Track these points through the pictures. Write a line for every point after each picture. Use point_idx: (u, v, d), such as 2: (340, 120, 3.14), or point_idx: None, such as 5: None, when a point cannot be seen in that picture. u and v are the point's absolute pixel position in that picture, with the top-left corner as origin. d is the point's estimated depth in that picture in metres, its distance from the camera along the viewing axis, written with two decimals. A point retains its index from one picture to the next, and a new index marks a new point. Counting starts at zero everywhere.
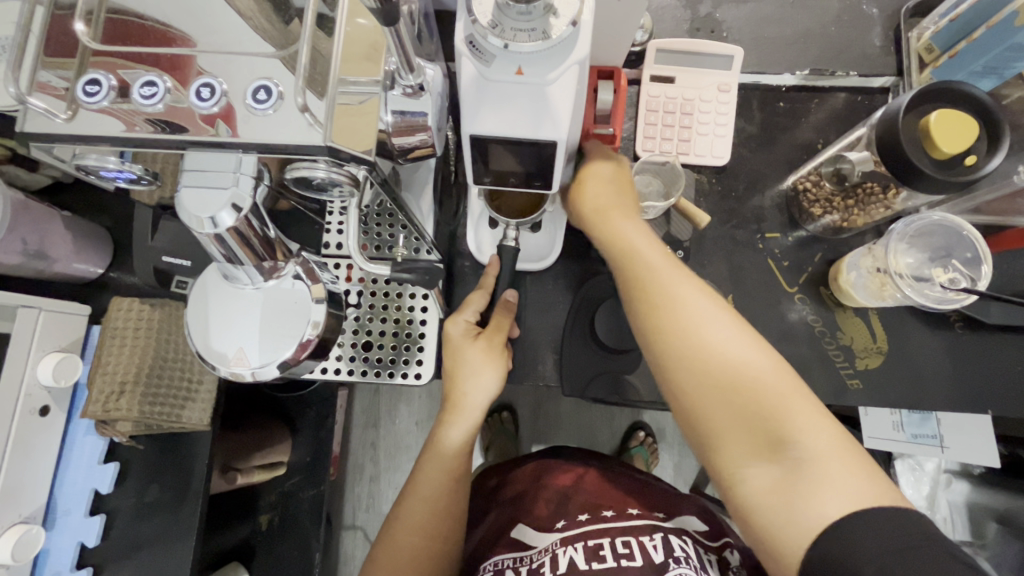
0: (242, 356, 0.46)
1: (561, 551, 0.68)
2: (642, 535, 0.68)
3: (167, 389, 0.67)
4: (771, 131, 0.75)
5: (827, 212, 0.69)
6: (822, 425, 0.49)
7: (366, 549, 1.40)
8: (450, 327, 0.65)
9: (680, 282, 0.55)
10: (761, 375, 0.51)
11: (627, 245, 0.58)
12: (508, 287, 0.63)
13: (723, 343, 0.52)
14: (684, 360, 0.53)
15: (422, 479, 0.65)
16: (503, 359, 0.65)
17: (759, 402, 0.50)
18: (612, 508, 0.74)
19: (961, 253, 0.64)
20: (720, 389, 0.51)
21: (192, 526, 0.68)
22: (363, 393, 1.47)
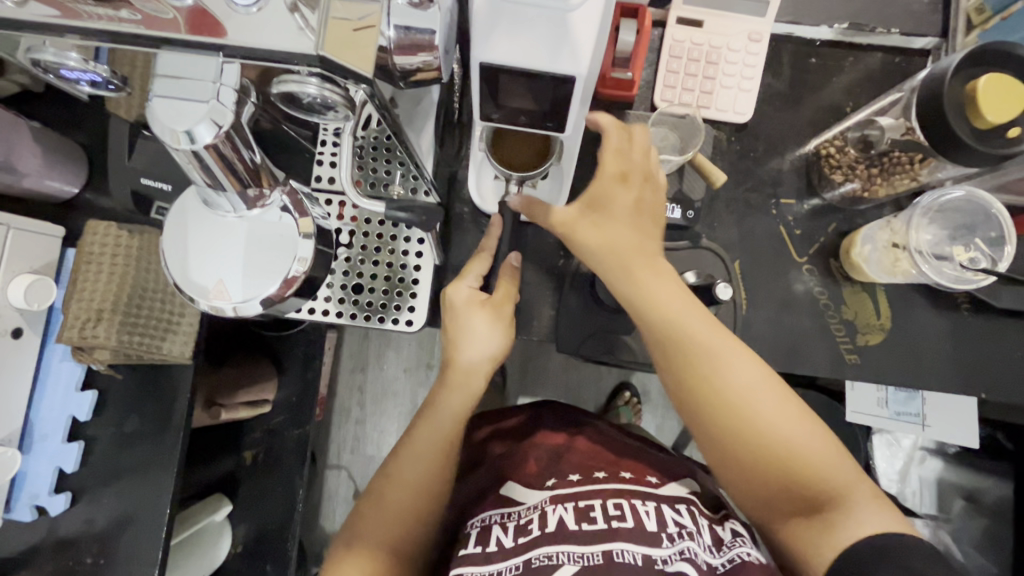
0: (222, 290, 0.43)
1: (550, 509, 0.65)
2: (635, 500, 0.65)
3: (146, 319, 0.64)
4: (798, 91, 0.70)
5: (848, 179, 0.65)
6: (833, 460, 0.57)
7: (349, 488, 1.43)
8: (454, 293, 0.62)
9: (695, 338, 0.56)
10: (797, 430, 0.57)
11: (675, 321, 0.56)
12: (511, 249, 0.64)
13: (773, 424, 0.56)
14: (736, 430, 0.57)
15: (417, 438, 0.64)
16: (504, 324, 0.62)
17: (802, 456, 0.56)
18: (604, 471, 0.71)
19: (985, 231, 0.62)
20: (754, 453, 0.57)
21: (173, 457, 0.67)
22: (352, 337, 1.46)
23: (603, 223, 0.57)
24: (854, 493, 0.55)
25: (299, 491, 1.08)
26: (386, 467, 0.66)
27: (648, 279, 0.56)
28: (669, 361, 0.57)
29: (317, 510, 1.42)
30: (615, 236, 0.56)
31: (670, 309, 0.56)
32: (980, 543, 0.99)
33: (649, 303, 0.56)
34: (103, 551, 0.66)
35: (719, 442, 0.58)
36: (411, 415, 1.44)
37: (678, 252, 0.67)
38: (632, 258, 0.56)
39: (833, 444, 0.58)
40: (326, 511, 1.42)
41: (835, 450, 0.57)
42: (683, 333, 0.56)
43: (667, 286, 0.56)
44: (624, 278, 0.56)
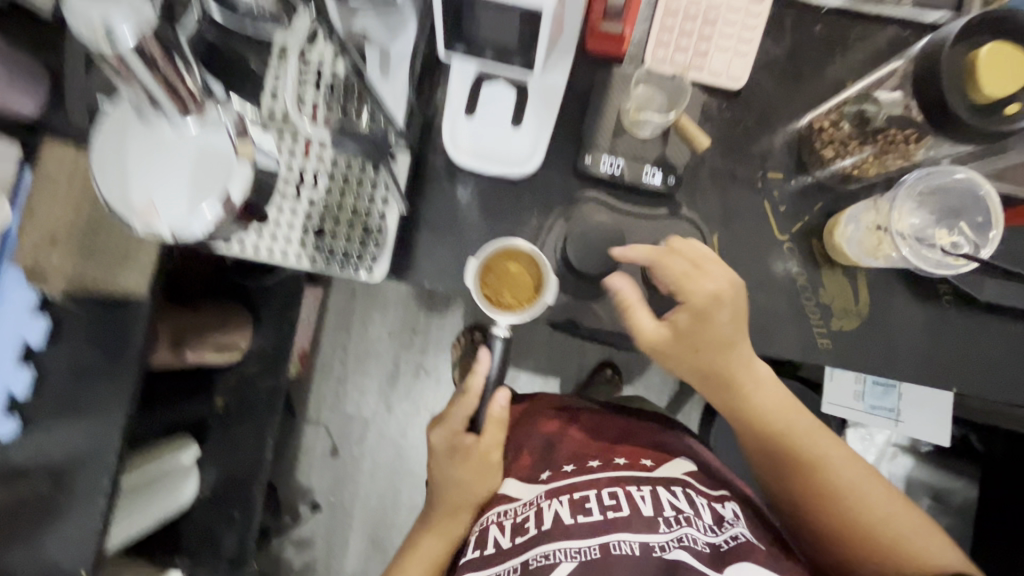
0: (151, 209, 0.40)
1: (546, 503, 0.62)
2: (629, 485, 0.63)
3: (103, 251, 0.64)
4: (798, 60, 0.66)
5: (840, 155, 0.63)
6: (909, 524, 0.60)
7: (326, 444, 1.43)
8: (432, 435, 0.75)
9: (795, 427, 0.63)
10: (875, 501, 0.61)
11: (754, 395, 0.63)
12: (498, 392, 0.72)
13: (863, 491, 0.61)
14: (822, 499, 0.62)
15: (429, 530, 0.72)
16: (490, 465, 0.71)
17: (892, 523, 0.60)
18: (597, 458, 0.67)
19: (971, 216, 0.58)
20: (834, 518, 0.61)
21: (126, 392, 0.66)
22: (337, 295, 1.44)
23: (706, 316, 0.59)
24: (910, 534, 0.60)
25: (268, 441, 1.08)
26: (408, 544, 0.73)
27: (743, 377, 0.62)
28: (768, 445, 0.64)
29: (292, 464, 1.43)
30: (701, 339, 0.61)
31: (763, 399, 0.63)
32: None
33: (751, 398, 0.63)
34: (54, 478, 0.66)
35: (803, 512, 0.63)
36: (391, 377, 1.43)
37: (655, 220, 0.65)
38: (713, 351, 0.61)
39: (890, 488, 0.62)
40: (302, 465, 1.43)
41: (889, 494, 0.62)
42: (769, 417, 0.63)
43: (763, 377, 0.63)
44: (723, 378, 0.62)
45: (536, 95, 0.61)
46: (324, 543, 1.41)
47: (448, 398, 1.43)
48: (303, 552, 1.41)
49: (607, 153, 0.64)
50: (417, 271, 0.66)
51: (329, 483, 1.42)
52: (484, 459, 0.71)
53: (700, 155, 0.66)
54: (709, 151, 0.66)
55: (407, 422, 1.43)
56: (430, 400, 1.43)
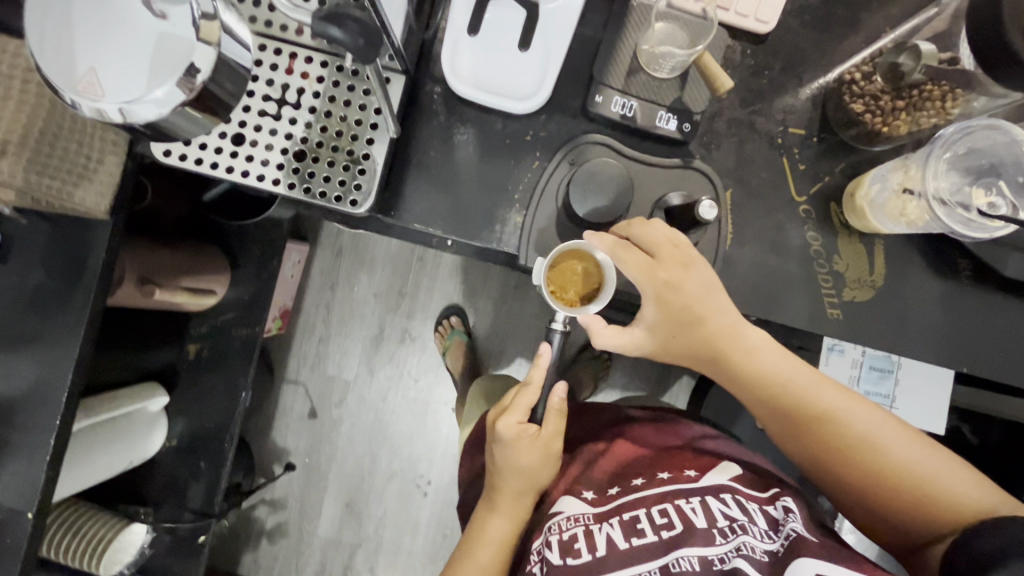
0: (93, 82, 0.35)
1: (595, 526, 0.58)
2: (679, 499, 0.58)
3: (58, 162, 0.56)
4: (831, 7, 0.61)
5: (867, 112, 0.58)
6: (945, 465, 0.55)
7: (305, 405, 1.39)
8: (505, 422, 0.64)
9: (798, 390, 0.59)
10: (902, 447, 0.56)
11: (735, 329, 0.58)
12: (558, 384, 0.66)
13: (883, 441, 0.56)
14: (838, 454, 0.57)
15: (488, 523, 0.63)
16: (552, 457, 0.64)
17: (923, 470, 0.54)
18: (643, 475, 0.62)
19: (1010, 173, 0.54)
20: (858, 474, 0.56)
21: (80, 319, 0.61)
22: (324, 253, 1.38)
23: (683, 296, 0.56)
24: (913, 456, 0.55)
25: (242, 393, 1.03)
26: (458, 549, 0.64)
27: (736, 346, 0.58)
28: (773, 410, 0.60)
29: (269, 423, 1.38)
30: (682, 321, 0.57)
31: (762, 361, 0.59)
32: None
33: (747, 365, 0.59)
34: (1, 412, 0.61)
35: (824, 471, 0.59)
36: (376, 341, 1.39)
37: (666, 168, 0.60)
38: (695, 326, 0.57)
39: (888, 416, 0.58)
40: (279, 425, 1.39)
41: (885, 420, 0.57)
42: (770, 379, 0.59)
43: (757, 341, 0.59)
44: (711, 352, 0.59)
45: (547, 19, 0.56)
46: (298, 505, 1.38)
47: (432, 365, 1.39)
48: (276, 512, 1.38)
49: (619, 93, 0.58)
50: (406, 208, 0.61)
51: (307, 444, 1.38)
52: (546, 451, 0.64)
53: (719, 104, 0.61)
54: (728, 100, 0.61)
55: (389, 387, 1.39)
56: (415, 366, 1.39)
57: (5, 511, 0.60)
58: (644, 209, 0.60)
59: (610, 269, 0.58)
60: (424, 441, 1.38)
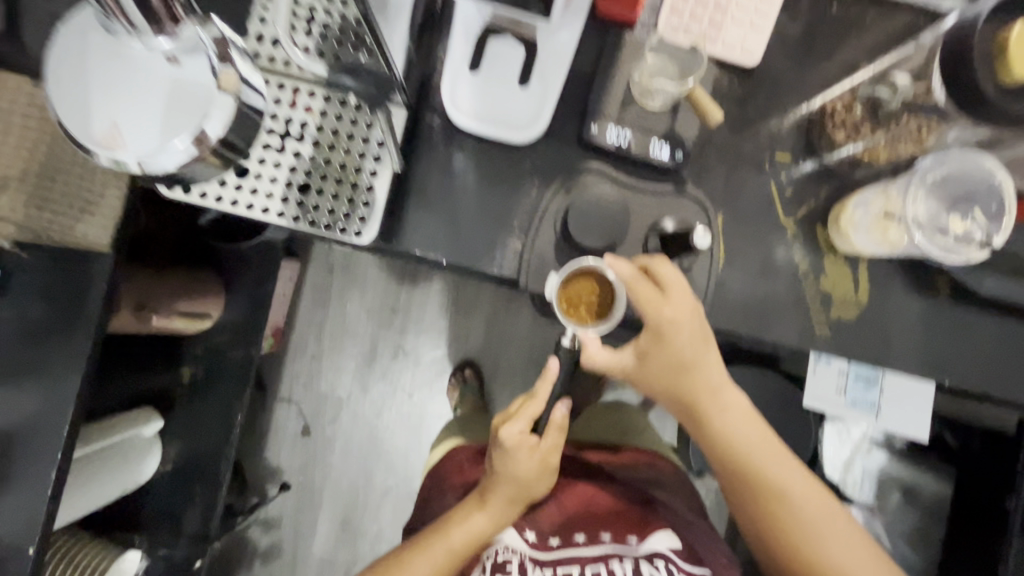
0: (115, 134, 0.35)
1: (530, 566, 0.63)
2: (613, 563, 0.63)
3: (59, 197, 0.59)
4: (813, 38, 0.64)
5: (850, 140, 0.61)
6: (874, 571, 0.58)
7: (298, 424, 1.38)
8: (505, 430, 0.63)
9: (765, 468, 0.60)
10: (842, 547, 0.58)
11: (711, 391, 0.59)
12: (560, 401, 0.64)
13: (828, 539, 0.59)
14: (787, 531, 0.59)
15: (471, 515, 0.64)
16: (546, 472, 0.66)
17: (854, 573, 0.58)
18: (585, 532, 0.68)
19: (984, 204, 0.57)
20: (797, 561, 0.60)
21: (81, 352, 0.60)
22: (316, 271, 1.38)
23: (671, 351, 0.57)
24: (846, 547, 0.59)
25: (237, 416, 1.03)
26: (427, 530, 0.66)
27: (710, 409, 0.60)
28: (737, 481, 0.61)
29: (262, 442, 1.37)
30: (661, 377, 0.59)
31: (736, 433, 0.60)
32: (909, 535, 1.01)
33: (720, 434, 0.60)
34: (1, 446, 0.60)
35: (767, 546, 0.62)
36: (369, 358, 1.39)
37: (661, 196, 0.62)
38: (678, 380, 0.59)
39: (834, 504, 0.61)
40: (271, 444, 1.38)
41: (829, 504, 0.60)
42: (739, 447, 0.60)
43: (733, 409, 0.60)
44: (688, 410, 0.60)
45: (546, 54, 0.58)
46: (292, 524, 1.37)
47: (426, 381, 1.39)
48: (269, 532, 1.37)
49: (614, 123, 0.60)
50: (410, 235, 0.62)
51: (300, 463, 1.38)
52: (543, 465, 0.65)
53: (709, 131, 0.63)
54: (718, 127, 0.63)
55: (383, 404, 1.39)
56: (408, 382, 1.39)
57: (4, 545, 0.60)
58: (640, 233, 0.61)
59: (621, 291, 0.59)
60: (419, 457, 1.38)
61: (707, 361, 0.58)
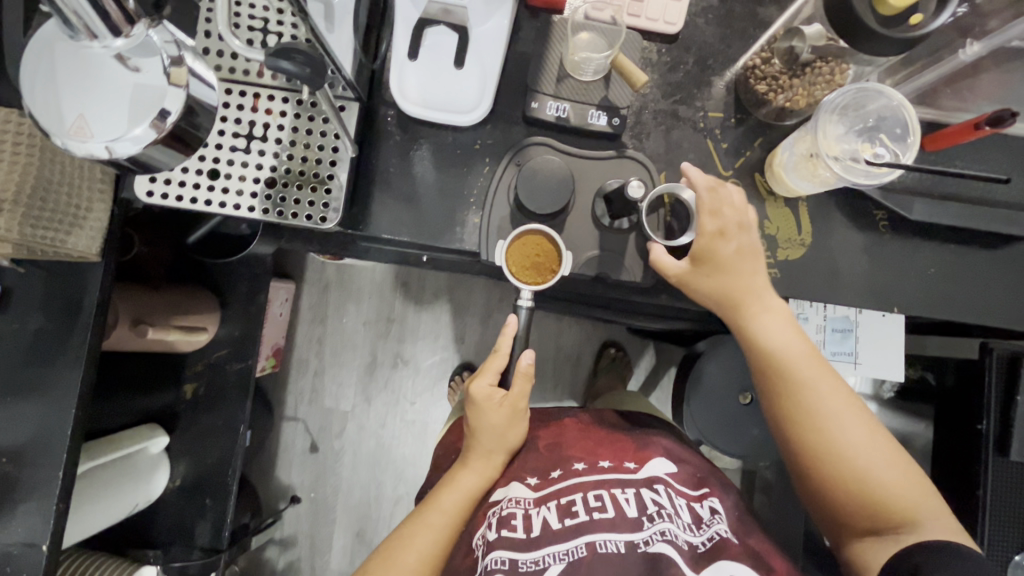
0: (83, 126, 0.41)
1: (534, 509, 0.59)
2: (614, 488, 0.60)
3: (50, 213, 0.61)
4: (729, 6, 0.69)
5: (772, 91, 0.65)
6: (904, 477, 0.60)
7: (305, 439, 1.41)
8: (474, 387, 0.66)
9: (788, 377, 0.62)
10: (869, 450, 0.60)
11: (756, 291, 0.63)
12: (523, 350, 0.65)
13: (840, 431, 0.60)
14: (807, 416, 0.61)
15: (459, 476, 0.65)
16: (520, 416, 0.67)
17: (881, 477, 0.59)
18: (584, 460, 0.65)
19: (891, 129, 0.61)
20: (824, 469, 0.61)
21: (80, 355, 0.65)
22: (310, 289, 1.43)
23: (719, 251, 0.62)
24: (862, 444, 0.60)
25: (241, 427, 1.06)
26: (423, 501, 0.65)
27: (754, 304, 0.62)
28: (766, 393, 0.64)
29: (272, 461, 1.40)
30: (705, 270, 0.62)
31: (776, 349, 0.62)
32: None
33: (757, 333, 0.62)
34: (13, 455, 0.64)
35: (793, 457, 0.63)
36: (368, 368, 1.43)
37: (604, 160, 0.66)
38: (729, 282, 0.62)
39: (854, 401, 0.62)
40: (280, 461, 1.41)
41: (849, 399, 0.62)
42: (779, 344, 0.62)
43: (771, 310, 0.63)
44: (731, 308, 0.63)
45: (480, 39, 0.63)
46: (307, 540, 1.39)
47: (426, 385, 1.42)
48: (286, 551, 1.39)
49: (552, 98, 0.65)
50: (374, 222, 0.67)
51: (311, 479, 1.40)
52: (515, 412, 0.66)
53: (643, 99, 0.68)
54: (651, 94, 0.68)
55: (386, 412, 1.42)
56: (409, 389, 1.42)
57: (19, 545, 0.63)
58: (590, 196, 0.66)
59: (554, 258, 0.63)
60: (424, 460, 1.41)
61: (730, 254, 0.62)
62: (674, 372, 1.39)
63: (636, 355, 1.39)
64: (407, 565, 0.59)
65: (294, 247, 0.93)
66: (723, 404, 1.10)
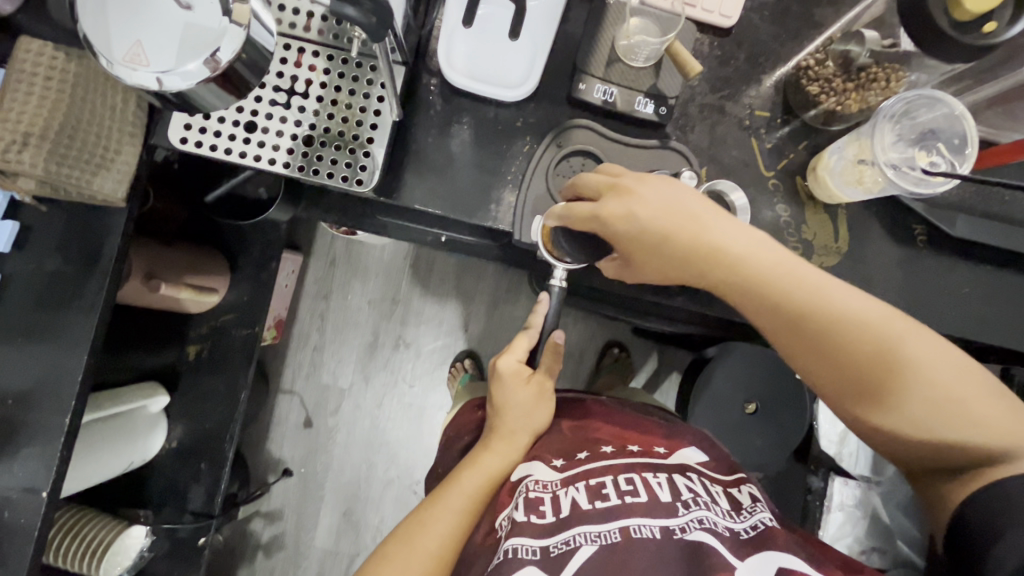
0: (139, 53, 0.40)
1: (562, 491, 0.58)
2: (646, 473, 0.59)
3: (78, 154, 0.59)
4: (786, 4, 0.68)
5: (824, 94, 0.64)
6: (985, 397, 0.52)
7: (301, 414, 1.40)
8: (501, 363, 0.66)
9: (833, 330, 0.54)
10: (934, 369, 0.52)
11: (729, 243, 0.55)
12: (554, 326, 0.64)
13: (895, 362, 0.52)
14: (834, 351, 0.54)
15: (481, 457, 0.64)
16: (545, 398, 0.67)
17: (969, 408, 0.51)
18: (611, 444, 0.65)
19: (947, 138, 0.60)
20: (886, 400, 0.53)
21: (95, 303, 0.64)
22: (318, 263, 1.41)
23: (625, 208, 0.55)
24: (920, 369, 0.52)
25: (242, 393, 1.04)
26: (441, 482, 0.64)
27: (751, 250, 0.54)
28: (776, 315, 0.56)
29: (265, 433, 1.39)
30: (651, 251, 0.56)
31: (777, 266, 0.54)
32: (907, 505, 1.01)
33: (767, 269, 0.54)
34: (17, 398, 0.62)
35: (825, 375, 0.56)
36: (371, 348, 1.41)
37: (646, 149, 0.65)
38: (678, 228, 0.55)
39: (891, 317, 0.53)
40: (274, 433, 1.39)
41: (884, 320, 0.53)
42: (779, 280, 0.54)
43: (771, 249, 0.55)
44: (730, 267, 0.55)
45: (534, 14, 0.62)
46: (294, 515, 1.38)
47: (428, 369, 1.41)
48: (271, 525, 1.37)
49: (600, 81, 0.64)
50: (408, 192, 0.66)
51: (303, 454, 1.39)
52: (541, 394, 0.67)
53: (690, 91, 0.67)
54: (699, 87, 0.67)
55: (384, 393, 1.40)
56: (409, 372, 1.41)
57: (17, 491, 0.62)
58: None
59: None
60: (419, 445, 1.40)
61: (663, 185, 0.56)
62: (676, 377, 1.38)
63: (641, 356, 1.38)
64: (429, 547, 0.58)
65: (311, 215, 0.92)
66: (729, 410, 1.10)
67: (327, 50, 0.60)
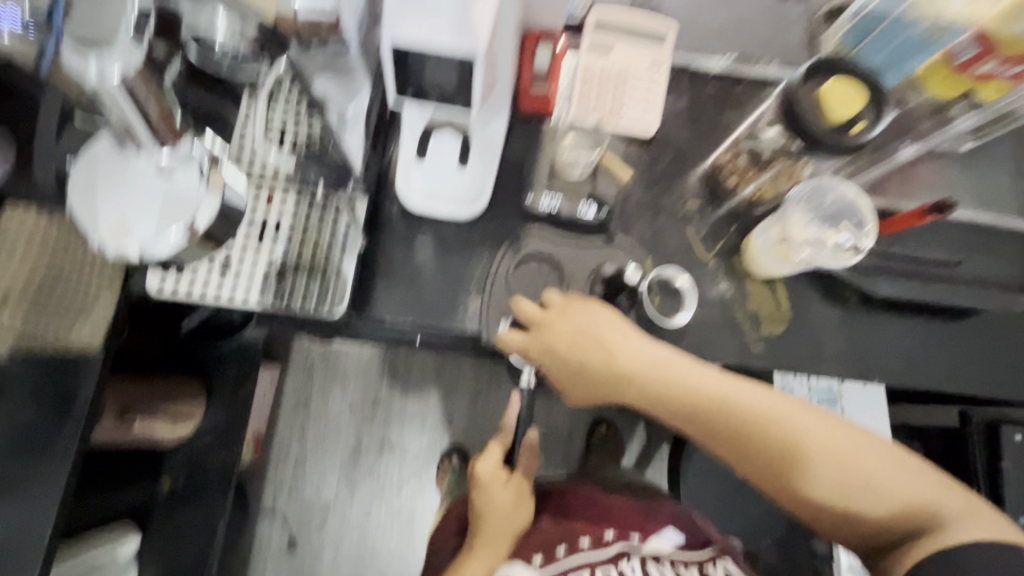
0: (123, 229, 0.44)
1: None
2: (620, 564, 0.59)
3: (54, 306, 0.62)
4: (698, 111, 0.78)
5: (742, 184, 0.73)
6: (892, 468, 0.58)
7: (284, 535, 1.33)
8: (481, 466, 0.70)
9: (749, 429, 0.60)
10: (843, 451, 0.58)
11: (644, 360, 0.62)
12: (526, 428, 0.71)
13: (808, 454, 0.59)
14: (749, 447, 0.61)
15: (466, 565, 0.65)
16: (526, 499, 0.70)
17: (875, 480, 0.58)
18: (589, 534, 0.64)
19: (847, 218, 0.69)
20: (793, 481, 0.59)
21: (69, 450, 0.62)
22: (295, 374, 1.40)
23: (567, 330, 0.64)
24: (829, 455, 0.58)
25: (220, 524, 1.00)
26: None
27: (663, 366, 0.62)
28: (699, 421, 0.63)
29: (247, 562, 1.30)
30: (589, 367, 0.65)
31: (689, 380, 0.61)
32: None
33: (682, 382, 0.61)
34: None
35: (755, 468, 0.62)
36: (354, 455, 1.37)
37: (592, 248, 0.72)
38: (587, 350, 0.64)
39: (797, 411, 0.60)
40: (255, 561, 1.31)
41: (789, 412, 0.60)
42: (686, 391, 0.61)
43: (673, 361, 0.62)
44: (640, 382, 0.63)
45: (480, 144, 0.69)
46: None
47: (415, 471, 1.37)
48: None
49: (546, 192, 0.72)
50: (377, 307, 0.70)
51: None
52: (521, 494, 0.70)
53: (627, 191, 0.75)
54: (634, 188, 0.75)
55: (371, 503, 1.35)
56: (395, 476, 1.37)
57: None
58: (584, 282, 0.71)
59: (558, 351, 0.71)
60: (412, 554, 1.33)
61: (589, 311, 0.64)
62: (666, 449, 1.38)
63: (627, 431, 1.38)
64: None
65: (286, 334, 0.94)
66: (720, 480, 1.09)
67: (296, 192, 0.67)
